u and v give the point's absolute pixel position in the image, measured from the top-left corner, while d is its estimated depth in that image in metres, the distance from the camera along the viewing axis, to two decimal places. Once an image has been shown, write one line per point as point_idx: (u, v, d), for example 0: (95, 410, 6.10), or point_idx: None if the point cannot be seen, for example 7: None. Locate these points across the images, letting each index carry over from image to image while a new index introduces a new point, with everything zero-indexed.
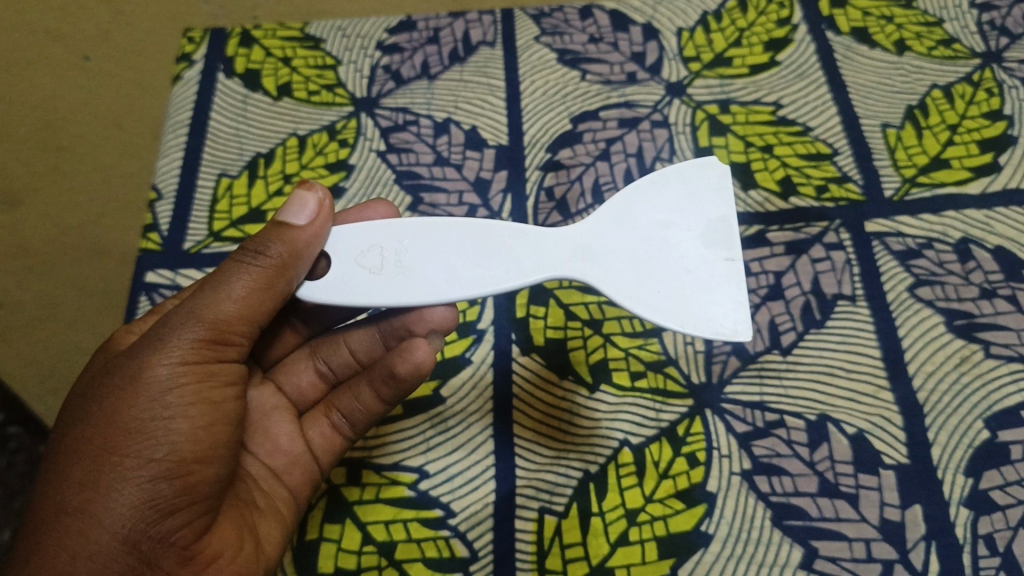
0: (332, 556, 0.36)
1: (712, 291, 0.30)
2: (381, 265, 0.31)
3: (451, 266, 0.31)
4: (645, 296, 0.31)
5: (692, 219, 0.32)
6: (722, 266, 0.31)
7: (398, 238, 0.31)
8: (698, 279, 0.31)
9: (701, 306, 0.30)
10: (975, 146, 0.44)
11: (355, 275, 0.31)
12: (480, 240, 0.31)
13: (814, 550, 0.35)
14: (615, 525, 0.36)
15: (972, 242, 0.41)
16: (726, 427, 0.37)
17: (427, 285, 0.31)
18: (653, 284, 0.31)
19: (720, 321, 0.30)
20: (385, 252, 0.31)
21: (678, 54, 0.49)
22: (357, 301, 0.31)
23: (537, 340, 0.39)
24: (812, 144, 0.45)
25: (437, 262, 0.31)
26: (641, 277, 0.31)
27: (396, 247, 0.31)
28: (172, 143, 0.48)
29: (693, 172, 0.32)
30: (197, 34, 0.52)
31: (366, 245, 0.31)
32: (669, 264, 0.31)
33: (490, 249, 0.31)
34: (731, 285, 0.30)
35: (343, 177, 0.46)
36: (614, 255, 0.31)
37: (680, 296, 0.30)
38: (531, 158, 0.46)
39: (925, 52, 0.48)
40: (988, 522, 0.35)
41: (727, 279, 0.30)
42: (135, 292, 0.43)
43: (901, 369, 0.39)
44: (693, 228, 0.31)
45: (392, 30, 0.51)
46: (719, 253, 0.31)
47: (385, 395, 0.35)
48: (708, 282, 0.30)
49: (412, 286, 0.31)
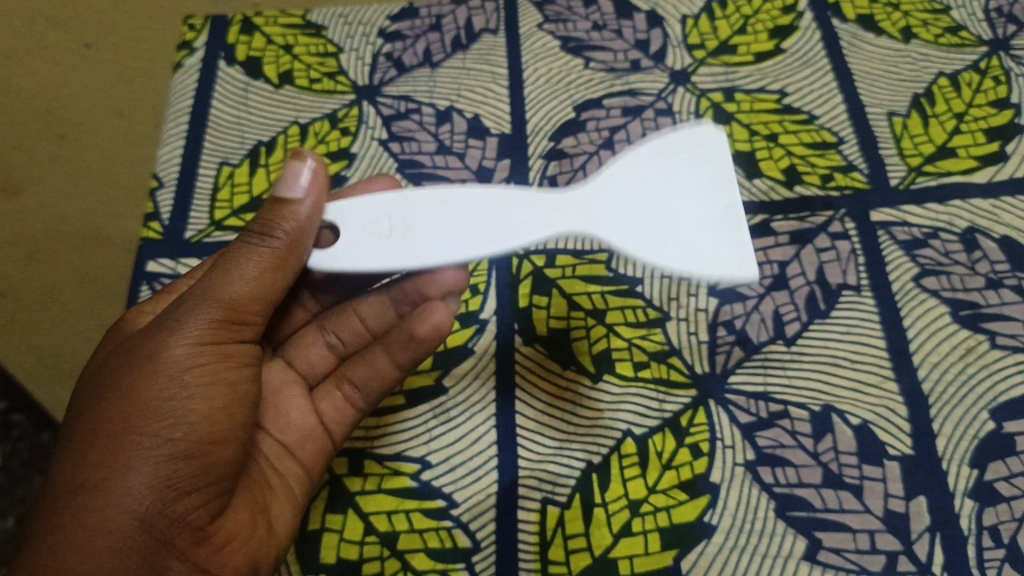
0: (334, 546, 0.35)
1: (716, 232, 0.30)
2: (391, 234, 0.31)
3: (460, 230, 0.31)
4: (653, 248, 0.31)
5: (690, 175, 0.32)
6: (723, 210, 0.31)
7: (403, 204, 0.31)
8: (701, 224, 0.31)
9: (706, 246, 0.30)
10: (981, 135, 0.44)
11: (363, 245, 0.31)
12: (484, 205, 0.31)
13: (818, 541, 0.35)
14: (617, 516, 0.35)
15: (978, 231, 0.41)
16: (729, 418, 0.37)
17: (438, 249, 0.30)
18: (660, 238, 0.31)
19: (725, 258, 0.30)
20: (394, 218, 0.31)
21: (682, 42, 0.49)
22: (369, 268, 0.30)
23: (540, 330, 0.39)
24: (818, 133, 0.45)
25: (446, 228, 0.31)
26: (649, 232, 0.31)
27: (404, 214, 0.31)
28: (173, 131, 0.47)
29: (683, 135, 0.33)
30: (198, 21, 0.51)
31: (372, 212, 0.31)
32: (672, 218, 0.31)
33: (496, 215, 0.31)
34: (733, 226, 0.30)
35: (344, 165, 0.45)
36: (620, 215, 0.31)
37: (685, 242, 0.30)
38: (534, 147, 0.45)
39: (932, 39, 0.48)
40: (993, 514, 0.35)
41: (729, 219, 0.31)
42: (136, 281, 0.42)
43: (906, 359, 0.38)
44: (691, 182, 0.31)
45: (394, 17, 0.51)
46: (719, 198, 0.31)
47: (402, 360, 0.36)
48: (711, 226, 0.31)
49: (423, 249, 0.30)
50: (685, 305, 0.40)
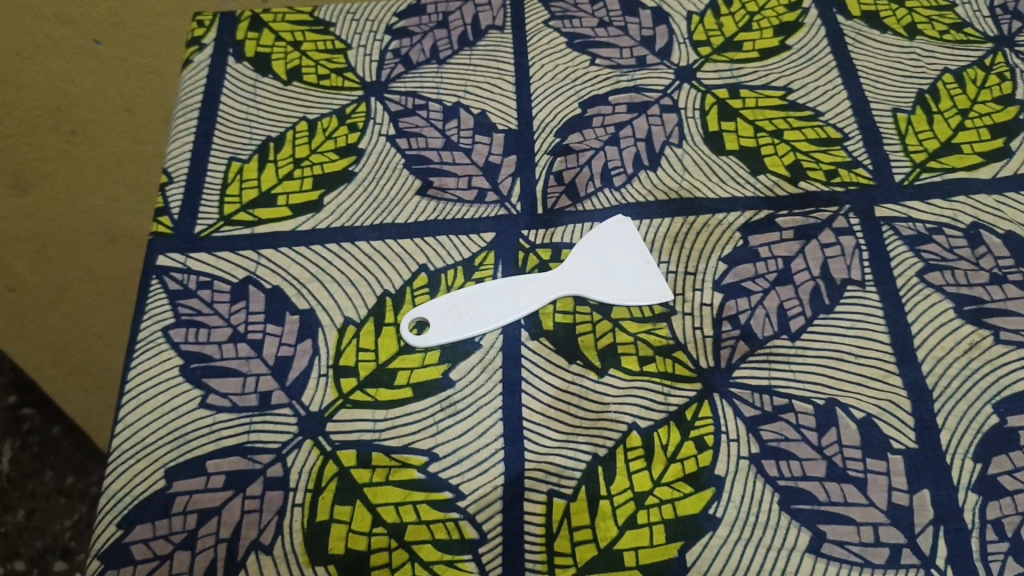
0: (342, 538, 0.35)
1: (644, 280, 0.41)
2: (462, 318, 0.40)
3: (502, 297, 0.40)
4: (611, 295, 0.40)
5: (622, 245, 0.42)
6: (646, 268, 0.41)
7: (462, 299, 0.40)
8: (635, 276, 0.41)
9: (640, 290, 0.40)
10: (986, 131, 0.44)
11: (450, 321, 0.40)
12: (510, 283, 0.40)
13: (821, 534, 0.35)
14: (623, 508, 0.35)
15: (982, 227, 0.41)
16: (734, 412, 0.37)
17: (493, 310, 0.40)
18: (615, 288, 0.40)
19: (647, 294, 0.40)
20: (458, 311, 0.40)
21: (688, 38, 0.50)
22: (456, 334, 0.39)
23: (547, 325, 0.40)
24: (823, 129, 0.45)
25: (491, 296, 0.40)
26: (607, 286, 0.40)
27: (466, 306, 0.40)
28: (182, 126, 0.47)
29: (604, 225, 0.42)
30: (207, 18, 0.52)
31: (446, 310, 0.40)
32: (620, 275, 0.41)
33: (521, 283, 0.40)
34: (649, 275, 0.41)
35: (353, 161, 0.45)
36: (591, 276, 0.41)
37: (629, 290, 0.40)
38: (540, 143, 0.46)
39: (937, 35, 0.49)
40: (997, 508, 0.35)
41: (646, 273, 0.41)
42: (146, 275, 0.42)
43: (910, 354, 0.38)
44: (624, 249, 0.42)
45: (401, 14, 0.52)
46: (641, 258, 0.41)
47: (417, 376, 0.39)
48: (641, 278, 0.41)
49: (484, 313, 0.40)
50: (690, 300, 0.40)
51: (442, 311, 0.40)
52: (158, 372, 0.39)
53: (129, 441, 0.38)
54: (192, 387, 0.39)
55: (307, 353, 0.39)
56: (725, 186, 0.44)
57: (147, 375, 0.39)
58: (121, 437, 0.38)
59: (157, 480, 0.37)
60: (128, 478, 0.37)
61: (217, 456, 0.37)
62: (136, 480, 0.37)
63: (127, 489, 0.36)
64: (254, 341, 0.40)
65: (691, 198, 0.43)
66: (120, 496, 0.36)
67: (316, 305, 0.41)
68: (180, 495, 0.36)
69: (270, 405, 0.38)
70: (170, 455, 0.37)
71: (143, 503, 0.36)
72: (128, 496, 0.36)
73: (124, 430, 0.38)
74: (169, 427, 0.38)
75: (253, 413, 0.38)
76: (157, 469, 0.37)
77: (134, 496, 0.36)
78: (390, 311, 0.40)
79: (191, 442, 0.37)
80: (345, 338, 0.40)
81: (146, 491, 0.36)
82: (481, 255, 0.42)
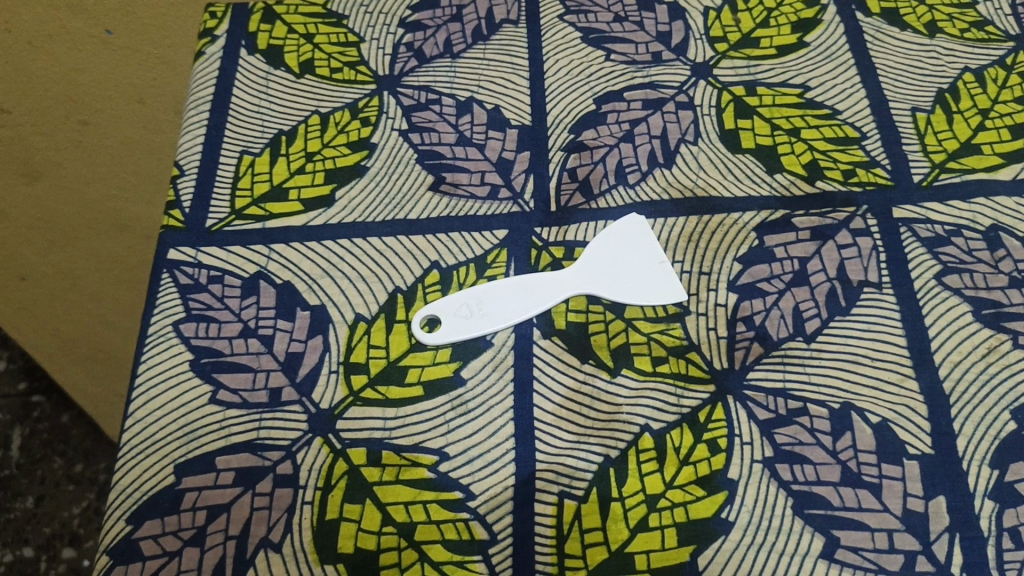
0: (351, 536, 0.35)
1: (657, 277, 0.40)
2: (472, 315, 0.39)
3: (513, 295, 0.40)
4: (624, 292, 0.40)
5: (635, 245, 0.41)
6: (657, 267, 0.41)
7: (473, 297, 0.40)
8: (648, 275, 0.40)
9: (654, 288, 0.40)
10: (1007, 131, 0.43)
11: (460, 320, 0.39)
12: (522, 280, 0.40)
13: (835, 540, 0.34)
14: (634, 511, 0.35)
15: (1002, 229, 0.41)
16: (748, 415, 0.37)
17: (504, 309, 0.39)
18: (628, 287, 0.40)
19: (661, 292, 0.40)
20: (469, 309, 0.40)
21: (704, 34, 0.49)
22: (466, 333, 0.39)
23: (559, 324, 0.39)
24: (840, 128, 0.44)
25: (502, 295, 0.40)
26: (620, 284, 0.40)
27: (477, 305, 0.40)
28: (194, 119, 0.47)
29: (617, 224, 0.42)
30: (219, 9, 0.52)
31: (457, 306, 0.40)
32: (633, 274, 0.40)
33: (532, 282, 0.40)
34: (662, 274, 0.40)
35: (365, 156, 0.45)
36: (603, 276, 0.40)
37: (642, 288, 0.40)
38: (553, 139, 0.45)
39: (957, 33, 0.48)
40: (1013, 515, 0.34)
41: (659, 271, 0.40)
42: (157, 269, 0.42)
43: (927, 359, 0.38)
44: (636, 247, 0.41)
45: (414, 7, 0.52)
46: (655, 257, 0.41)
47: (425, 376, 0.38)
48: (654, 276, 0.40)
49: (495, 313, 0.39)
50: (704, 301, 0.40)
51: (453, 308, 0.40)
52: (167, 366, 0.39)
53: (139, 435, 0.37)
54: (203, 382, 0.38)
55: (317, 349, 0.39)
56: (741, 185, 0.43)
57: (157, 369, 0.39)
58: (132, 431, 0.38)
59: (166, 475, 0.37)
60: (138, 473, 0.37)
61: (226, 452, 0.37)
62: (146, 475, 0.37)
63: (136, 484, 0.36)
64: (264, 336, 0.39)
65: (705, 197, 0.43)
66: (130, 490, 0.36)
67: (326, 301, 0.40)
68: (190, 491, 0.36)
69: (280, 402, 0.38)
70: (180, 450, 0.37)
71: (153, 498, 0.36)
72: (138, 492, 0.36)
73: (134, 425, 0.38)
74: (179, 422, 0.38)
75: (263, 410, 0.38)
76: (167, 464, 0.37)
77: (143, 491, 0.36)
78: (401, 307, 0.40)
79: (201, 439, 0.37)
80: (356, 334, 0.39)
81: (156, 486, 0.36)
82: (494, 252, 0.41)
